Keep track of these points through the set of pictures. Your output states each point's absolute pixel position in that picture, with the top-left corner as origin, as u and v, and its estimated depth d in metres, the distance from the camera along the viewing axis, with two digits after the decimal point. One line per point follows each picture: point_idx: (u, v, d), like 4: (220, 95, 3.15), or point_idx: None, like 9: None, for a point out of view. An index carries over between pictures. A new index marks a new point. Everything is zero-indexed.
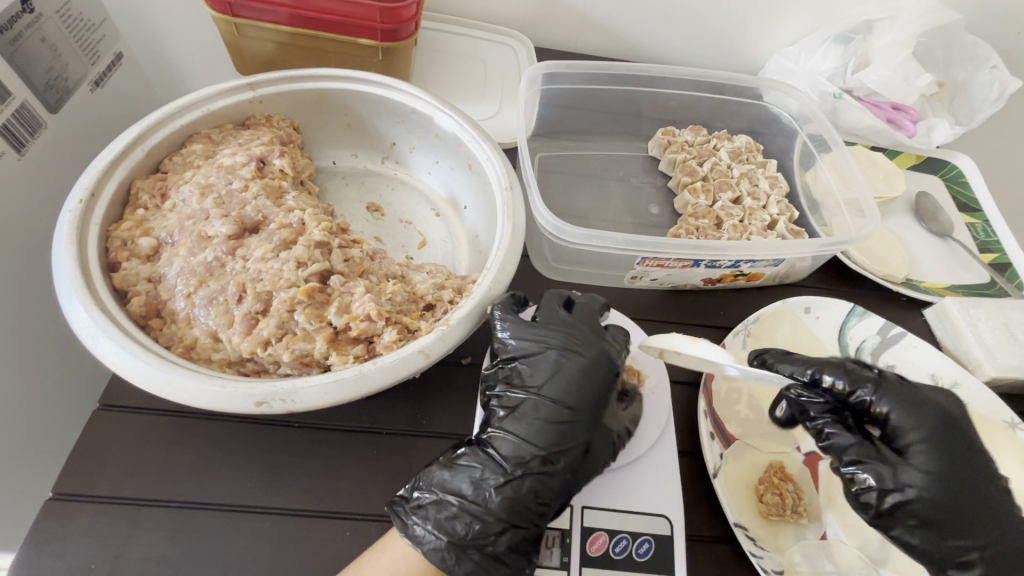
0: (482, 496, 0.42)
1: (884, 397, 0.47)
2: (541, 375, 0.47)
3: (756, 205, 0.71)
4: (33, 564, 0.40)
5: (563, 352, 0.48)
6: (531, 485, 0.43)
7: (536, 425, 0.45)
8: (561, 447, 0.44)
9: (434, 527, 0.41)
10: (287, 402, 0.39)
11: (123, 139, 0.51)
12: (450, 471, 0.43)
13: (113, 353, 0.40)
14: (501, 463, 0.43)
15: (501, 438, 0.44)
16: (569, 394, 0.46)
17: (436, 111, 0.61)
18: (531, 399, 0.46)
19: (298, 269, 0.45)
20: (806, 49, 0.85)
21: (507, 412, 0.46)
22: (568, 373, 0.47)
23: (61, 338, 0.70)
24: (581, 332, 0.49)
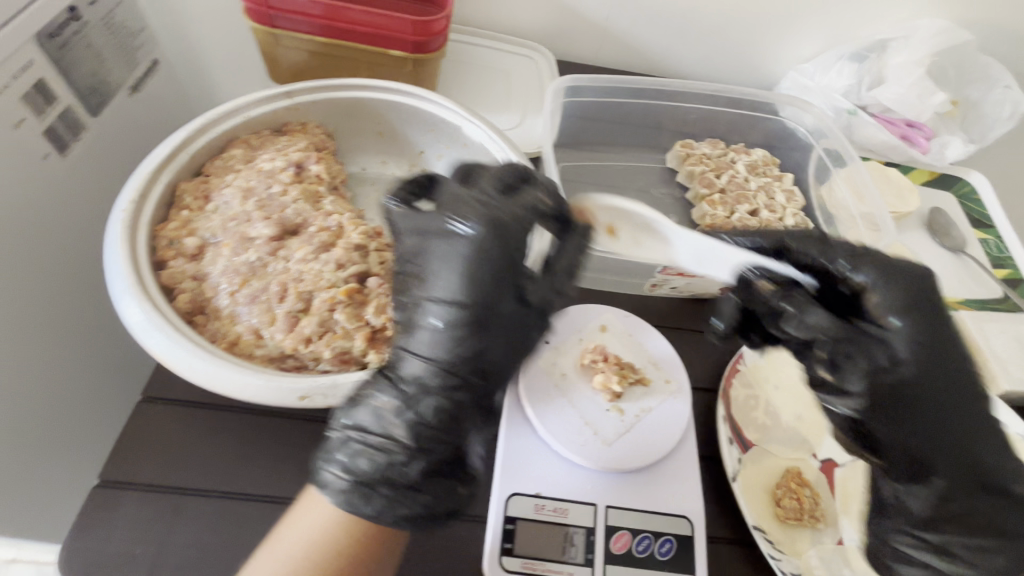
0: (387, 429, 0.38)
1: (864, 268, 0.40)
2: (449, 277, 0.39)
3: (772, 218, 0.72)
4: (81, 548, 0.42)
5: (497, 239, 0.38)
6: (445, 402, 0.38)
7: (436, 339, 0.39)
8: (450, 366, 0.39)
9: (341, 468, 0.37)
10: (328, 396, 0.41)
11: (169, 144, 0.54)
12: (354, 407, 0.39)
13: (163, 347, 0.42)
14: (399, 391, 0.39)
15: (404, 358, 0.40)
16: (470, 295, 0.39)
17: (465, 120, 0.63)
18: (433, 308, 0.39)
19: (338, 271, 0.47)
20: (822, 66, 0.87)
21: (406, 332, 0.40)
22: (461, 269, 0.39)
23: (95, 333, 0.72)
24: (512, 232, 0.39)
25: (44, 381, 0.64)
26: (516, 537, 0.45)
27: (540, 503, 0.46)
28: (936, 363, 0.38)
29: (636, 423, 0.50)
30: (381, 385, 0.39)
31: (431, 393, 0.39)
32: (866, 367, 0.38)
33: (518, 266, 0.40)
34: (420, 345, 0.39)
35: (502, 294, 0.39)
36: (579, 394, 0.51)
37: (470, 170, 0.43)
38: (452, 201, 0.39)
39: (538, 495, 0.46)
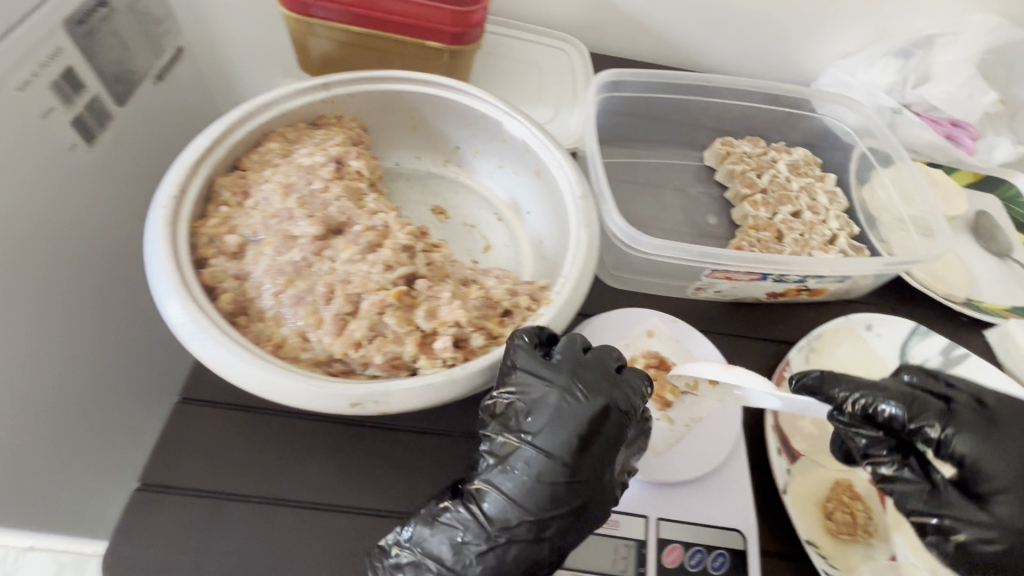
0: (460, 563, 0.38)
1: (956, 435, 0.40)
2: (539, 419, 0.40)
3: (816, 220, 0.70)
4: (124, 552, 0.41)
5: (582, 398, 0.40)
6: (497, 558, 0.38)
7: (524, 483, 0.38)
8: (553, 510, 0.38)
9: None
10: (380, 404, 0.40)
11: (207, 136, 0.52)
12: (429, 529, 0.39)
13: (210, 349, 0.41)
14: (483, 526, 0.38)
15: (489, 495, 0.39)
16: (563, 447, 0.39)
17: (507, 116, 0.61)
18: (522, 450, 0.39)
19: (386, 272, 0.45)
20: (865, 62, 0.84)
21: (498, 461, 0.40)
22: (565, 419, 0.39)
23: (118, 328, 0.71)
24: (597, 386, 0.41)
25: (60, 379, 0.62)
26: None
27: None
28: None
29: (684, 434, 0.49)
30: (449, 519, 0.39)
31: (514, 544, 0.38)
32: (988, 533, 0.38)
33: (607, 417, 0.40)
34: (508, 493, 0.38)
35: (613, 455, 0.41)
36: None
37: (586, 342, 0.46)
38: (552, 373, 0.41)
39: None
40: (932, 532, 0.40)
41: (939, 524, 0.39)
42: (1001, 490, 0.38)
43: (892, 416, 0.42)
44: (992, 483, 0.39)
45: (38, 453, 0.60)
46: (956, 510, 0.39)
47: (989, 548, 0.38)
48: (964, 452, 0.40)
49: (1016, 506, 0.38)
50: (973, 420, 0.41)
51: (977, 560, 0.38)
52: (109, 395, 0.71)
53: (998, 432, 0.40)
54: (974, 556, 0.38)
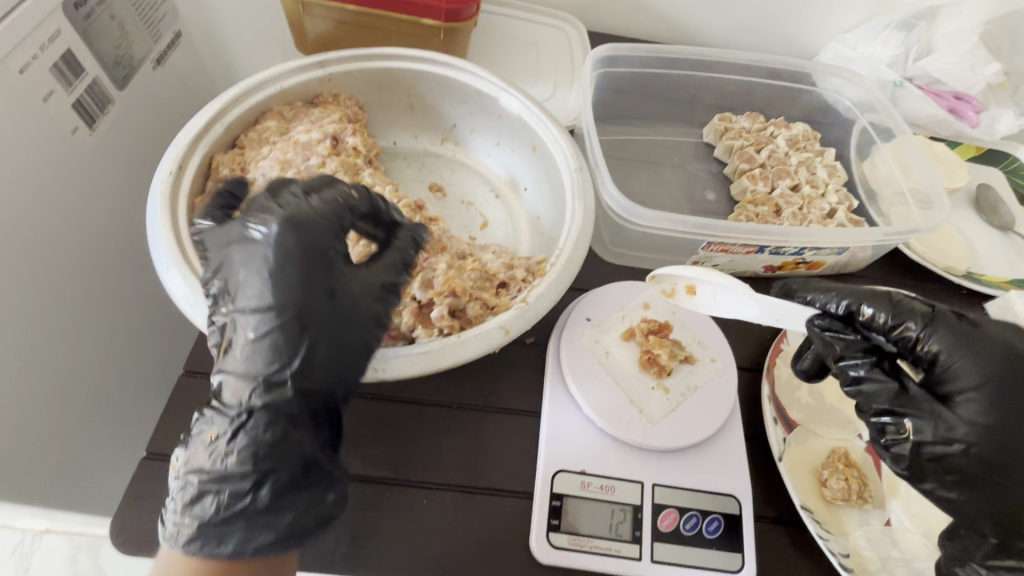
0: (221, 458, 0.35)
1: (937, 337, 0.42)
2: (242, 279, 0.36)
3: (815, 194, 0.70)
4: (132, 517, 0.42)
5: (331, 266, 0.38)
6: (250, 440, 0.35)
7: (250, 350, 0.35)
8: (279, 367, 0.35)
9: (179, 516, 0.34)
10: (378, 370, 0.40)
11: (205, 114, 0.53)
12: (189, 444, 0.35)
13: (210, 320, 0.41)
14: (226, 413, 0.35)
15: (222, 382, 0.36)
16: (286, 309, 0.36)
17: (503, 92, 0.61)
18: (247, 320, 0.35)
19: (385, 246, 0.46)
20: (866, 36, 0.83)
21: (223, 343, 0.37)
22: (284, 277, 0.36)
23: (124, 313, 0.72)
24: (326, 251, 0.38)
25: (67, 357, 0.63)
26: (562, 514, 0.45)
27: (586, 480, 0.46)
28: (1005, 404, 0.39)
29: (681, 403, 0.50)
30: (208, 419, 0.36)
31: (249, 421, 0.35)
32: (951, 434, 0.39)
33: (335, 264, 0.38)
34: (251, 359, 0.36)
35: (370, 310, 0.39)
36: (623, 371, 0.51)
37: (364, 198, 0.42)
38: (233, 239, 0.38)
39: (584, 473, 0.46)
40: (891, 430, 0.41)
41: (907, 421, 0.40)
42: (966, 388, 0.40)
43: (879, 321, 0.43)
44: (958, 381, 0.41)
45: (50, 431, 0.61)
46: (926, 414, 0.40)
47: (949, 449, 0.39)
48: (939, 354, 0.42)
49: (973, 408, 0.40)
50: (953, 325, 0.42)
51: (929, 455, 0.39)
52: (119, 375, 0.72)
53: (972, 334, 0.42)
54: (927, 455, 0.40)
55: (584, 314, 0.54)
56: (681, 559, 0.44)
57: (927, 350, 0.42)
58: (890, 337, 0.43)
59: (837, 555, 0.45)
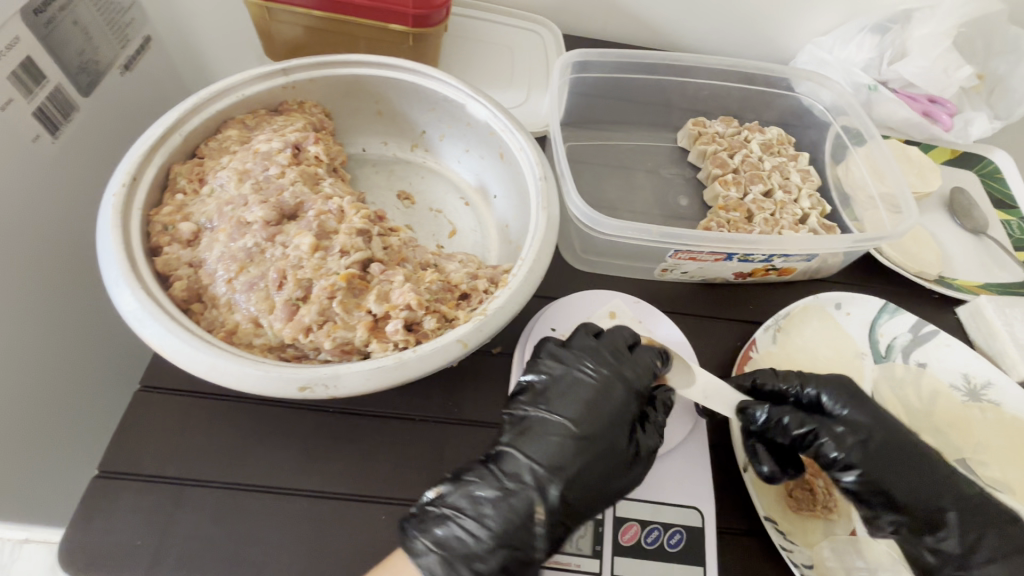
0: (479, 514, 0.40)
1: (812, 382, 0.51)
2: (568, 393, 0.46)
3: (787, 199, 0.70)
4: (83, 538, 0.42)
5: (624, 386, 0.47)
6: (503, 510, 0.40)
7: (547, 444, 0.43)
8: (567, 463, 0.43)
9: (433, 547, 0.39)
10: (329, 387, 0.40)
11: (162, 124, 0.52)
12: (450, 486, 0.41)
13: (159, 336, 0.41)
14: (501, 480, 0.42)
15: (509, 453, 0.43)
16: (596, 428, 0.45)
17: (469, 99, 0.60)
18: (551, 419, 0.45)
19: (341, 258, 0.45)
20: (841, 39, 0.82)
21: (513, 435, 0.44)
22: (585, 396, 0.46)
23: (91, 323, 0.71)
24: (613, 388, 0.46)
25: (31, 370, 0.62)
26: None
27: None
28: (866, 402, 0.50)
29: None
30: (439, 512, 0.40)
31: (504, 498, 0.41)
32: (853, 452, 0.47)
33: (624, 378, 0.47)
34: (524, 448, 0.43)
35: (625, 441, 0.45)
36: None
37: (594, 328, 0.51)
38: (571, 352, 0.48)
39: None
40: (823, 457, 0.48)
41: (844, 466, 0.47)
42: (846, 407, 0.49)
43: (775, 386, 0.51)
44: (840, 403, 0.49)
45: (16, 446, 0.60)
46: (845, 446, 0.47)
47: (863, 454, 0.47)
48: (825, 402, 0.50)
49: (856, 419, 0.49)
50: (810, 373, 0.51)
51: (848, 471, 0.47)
52: (89, 386, 0.71)
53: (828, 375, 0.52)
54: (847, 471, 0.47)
55: (547, 325, 0.55)
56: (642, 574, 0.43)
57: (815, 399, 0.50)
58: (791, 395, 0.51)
59: (798, 566, 0.45)
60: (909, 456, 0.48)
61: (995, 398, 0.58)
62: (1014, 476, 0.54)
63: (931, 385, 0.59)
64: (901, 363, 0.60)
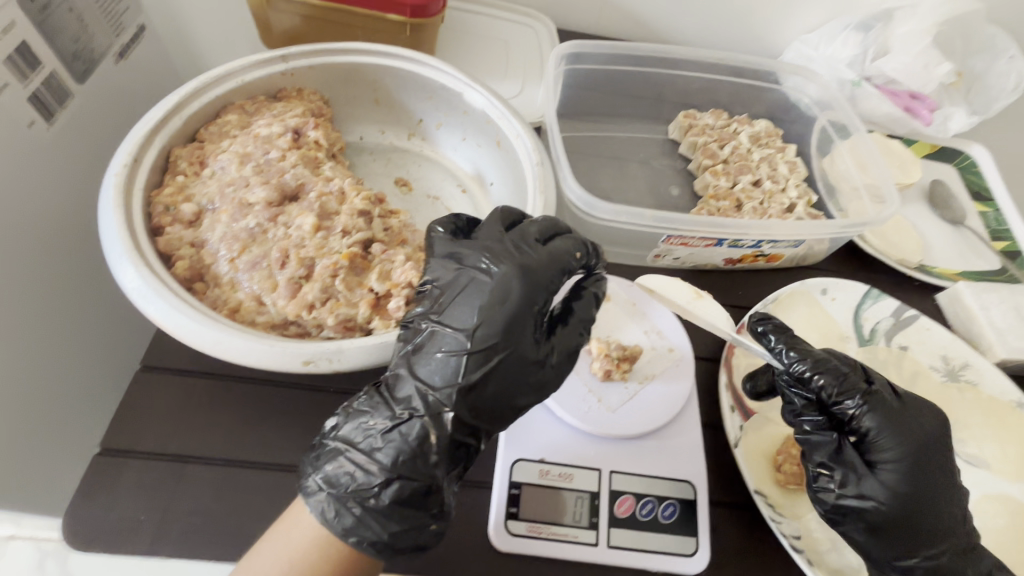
0: (369, 444, 0.37)
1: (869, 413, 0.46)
2: (455, 297, 0.39)
3: (775, 189, 0.72)
4: (84, 516, 0.42)
5: (528, 282, 0.39)
6: (405, 433, 0.37)
7: (437, 361, 0.38)
8: (468, 378, 0.37)
9: (320, 476, 0.37)
10: (333, 362, 0.41)
11: (162, 107, 0.52)
12: (343, 416, 0.39)
13: (163, 313, 0.41)
14: (392, 406, 0.38)
15: (401, 377, 0.38)
16: (501, 334, 0.38)
17: (467, 87, 0.62)
18: (450, 336, 0.38)
19: (343, 238, 0.46)
20: (826, 36, 0.85)
21: (414, 346, 0.39)
22: (482, 299, 0.39)
23: (84, 311, 0.71)
24: (539, 277, 0.40)
25: (25, 355, 0.62)
26: (520, 502, 0.45)
27: (545, 468, 0.47)
28: (916, 473, 0.44)
29: (640, 390, 0.51)
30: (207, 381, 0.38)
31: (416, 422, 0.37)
32: (865, 492, 0.44)
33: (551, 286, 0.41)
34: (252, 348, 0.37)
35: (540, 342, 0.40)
36: (581, 361, 0.52)
37: (514, 218, 0.45)
38: (472, 242, 0.42)
39: (543, 461, 0.47)
40: (823, 479, 0.45)
41: (832, 474, 0.45)
42: (886, 462, 0.45)
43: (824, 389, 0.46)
44: (882, 455, 0.45)
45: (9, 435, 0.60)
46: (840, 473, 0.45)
47: (864, 506, 0.44)
48: (870, 430, 0.46)
49: (895, 480, 0.45)
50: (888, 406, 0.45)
51: (847, 504, 0.44)
52: (84, 373, 0.71)
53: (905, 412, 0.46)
54: (845, 506, 0.45)
55: None
56: (637, 544, 0.45)
57: (862, 424, 0.46)
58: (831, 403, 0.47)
59: (787, 537, 0.46)
60: (928, 512, 0.44)
61: (973, 378, 0.61)
62: (991, 452, 0.56)
63: (913, 367, 0.61)
64: (884, 346, 0.63)
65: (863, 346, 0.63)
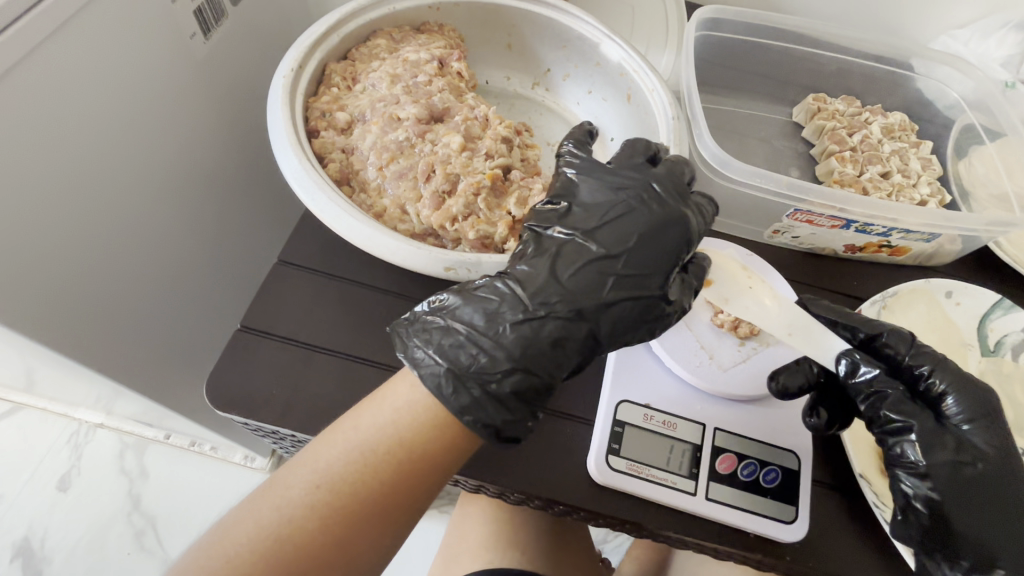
0: (494, 329, 0.37)
1: (946, 376, 0.43)
2: (601, 218, 0.40)
3: (906, 183, 0.68)
4: (225, 382, 0.46)
5: (686, 224, 0.41)
6: (557, 328, 0.38)
7: (578, 266, 0.39)
8: (634, 284, 0.39)
9: (435, 351, 0.37)
10: (471, 272, 0.42)
11: (325, 23, 0.55)
12: (464, 299, 0.39)
13: (322, 205, 0.44)
14: (523, 300, 0.38)
15: (536, 274, 0.39)
16: (655, 261, 0.39)
17: (605, 39, 0.62)
18: (588, 244, 0.39)
19: (486, 161, 0.48)
20: (980, 33, 0.80)
21: (557, 251, 0.39)
22: (642, 220, 0.40)
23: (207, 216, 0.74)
24: (693, 223, 0.41)
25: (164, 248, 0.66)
26: (622, 440, 0.46)
27: (650, 413, 0.47)
28: (1003, 433, 0.42)
29: (753, 355, 0.50)
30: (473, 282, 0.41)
31: (622, 322, 0.39)
32: (948, 454, 0.41)
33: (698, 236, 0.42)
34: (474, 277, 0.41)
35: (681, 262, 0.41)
36: (697, 319, 0.51)
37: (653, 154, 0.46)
38: (634, 177, 0.42)
39: (648, 406, 0.47)
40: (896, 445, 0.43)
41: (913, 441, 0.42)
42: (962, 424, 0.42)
43: (892, 350, 0.45)
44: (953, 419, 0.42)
45: (146, 316, 0.66)
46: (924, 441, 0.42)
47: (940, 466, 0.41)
48: (944, 393, 0.43)
49: (973, 440, 0.42)
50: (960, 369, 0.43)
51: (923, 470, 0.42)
52: (207, 274, 0.76)
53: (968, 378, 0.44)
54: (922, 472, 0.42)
55: None
56: (734, 502, 0.44)
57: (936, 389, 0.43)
58: (900, 365, 0.45)
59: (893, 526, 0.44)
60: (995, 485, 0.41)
61: None
62: None
63: None
64: (1009, 360, 0.59)
65: (986, 357, 0.59)
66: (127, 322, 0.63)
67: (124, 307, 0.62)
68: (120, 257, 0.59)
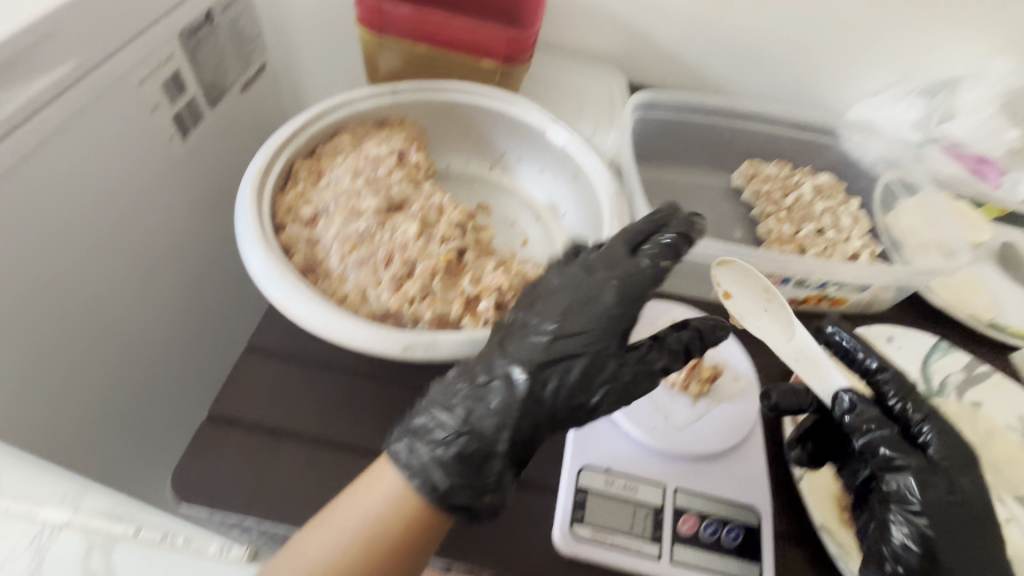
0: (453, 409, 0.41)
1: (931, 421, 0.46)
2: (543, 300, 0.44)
3: (838, 238, 0.74)
4: (190, 473, 0.46)
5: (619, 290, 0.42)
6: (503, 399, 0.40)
7: (521, 342, 0.42)
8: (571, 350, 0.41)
9: (407, 435, 0.41)
10: (428, 351, 0.44)
11: (292, 126, 0.60)
12: (434, 388, 0.43)
13: (285, 296, 0.46)
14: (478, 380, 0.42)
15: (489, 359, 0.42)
16: (587, 325, 0.42)
17: (551, 126, 0.68)
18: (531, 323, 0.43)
19: (441, 245, 0.52)
20: (888, 101, 0.89)
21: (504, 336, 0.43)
22: (573, 293, 0.43)
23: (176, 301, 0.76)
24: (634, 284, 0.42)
25: None
26: (586, 507, 0.47)
27: (611, 478, 0.48)
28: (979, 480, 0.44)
29: (706, 413, 0.52)
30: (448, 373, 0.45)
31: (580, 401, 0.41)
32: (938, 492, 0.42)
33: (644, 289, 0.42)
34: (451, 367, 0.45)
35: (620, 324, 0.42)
36: None
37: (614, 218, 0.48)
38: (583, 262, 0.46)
39: (608, 470, 0.48)
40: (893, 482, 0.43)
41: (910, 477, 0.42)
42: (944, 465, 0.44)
43: (892, 386, 0.48)
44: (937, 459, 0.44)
45: (93, 404, 0.66)
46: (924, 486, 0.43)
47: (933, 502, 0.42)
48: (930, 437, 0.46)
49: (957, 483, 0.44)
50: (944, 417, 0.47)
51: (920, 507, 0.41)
52: (165, 358, 0.77)
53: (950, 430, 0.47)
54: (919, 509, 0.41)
55: None
56: (699, 564, 0.45)
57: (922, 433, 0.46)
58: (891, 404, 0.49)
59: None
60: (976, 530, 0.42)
61: None
62: None
63: (987, 424, 0.60)
64: (954, 400, 0.62)
65: (933, 398, 0.62)
66: (74, 411, 0.63)
67: (71, 396, 0.63)
68: (74, 350, 0.61)
